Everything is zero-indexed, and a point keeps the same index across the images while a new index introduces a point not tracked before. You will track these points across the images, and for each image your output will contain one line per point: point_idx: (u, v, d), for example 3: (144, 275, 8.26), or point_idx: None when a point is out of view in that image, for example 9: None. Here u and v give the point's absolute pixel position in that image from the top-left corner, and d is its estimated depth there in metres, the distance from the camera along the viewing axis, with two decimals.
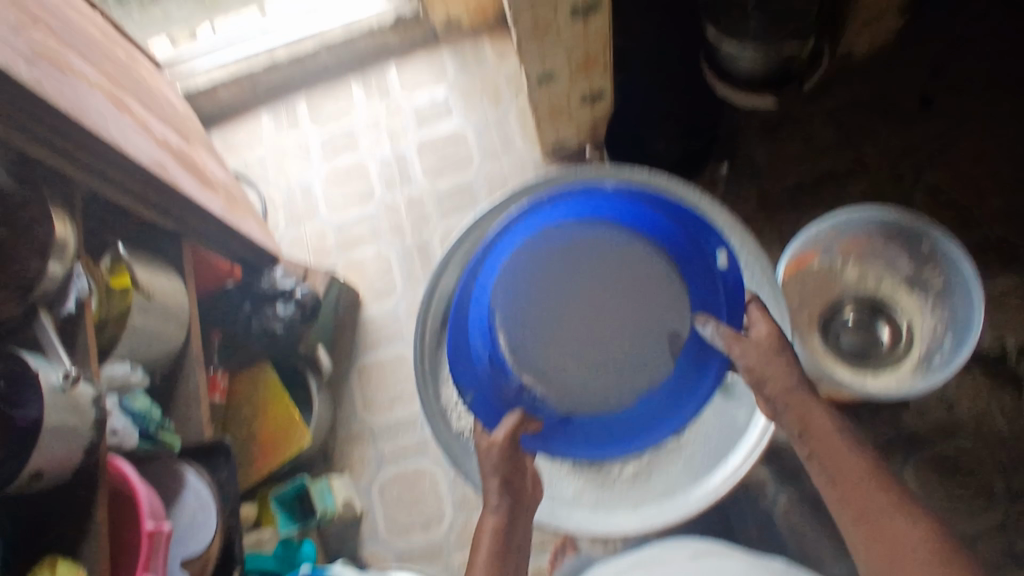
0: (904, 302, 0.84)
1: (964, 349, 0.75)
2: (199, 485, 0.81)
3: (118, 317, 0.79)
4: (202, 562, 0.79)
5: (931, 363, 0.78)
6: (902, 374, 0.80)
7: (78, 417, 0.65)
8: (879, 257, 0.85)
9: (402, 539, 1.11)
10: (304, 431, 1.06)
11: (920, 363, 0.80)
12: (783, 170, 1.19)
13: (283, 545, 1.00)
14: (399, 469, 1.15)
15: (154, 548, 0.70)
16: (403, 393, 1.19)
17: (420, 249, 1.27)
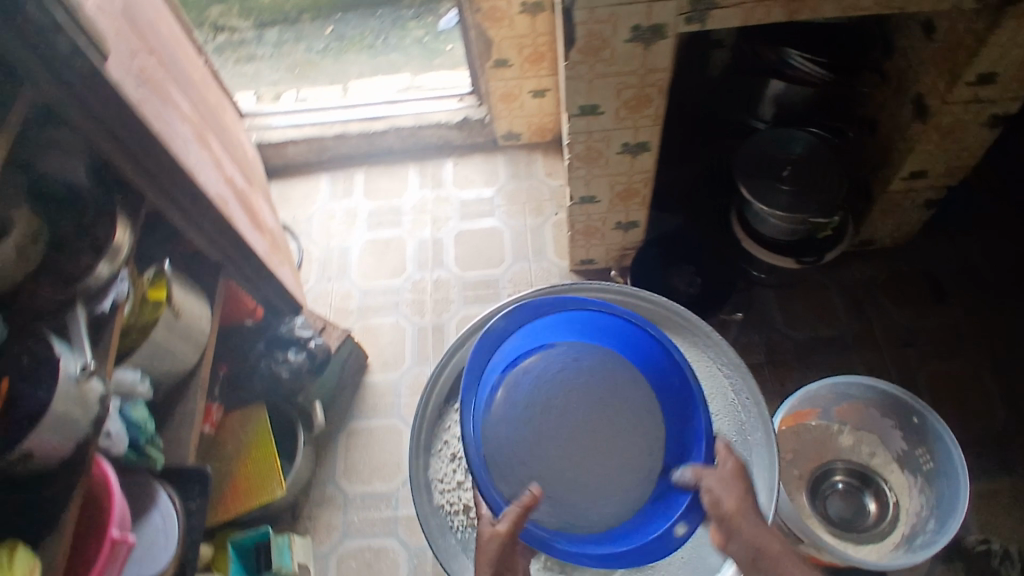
0: (894, 478, 0.85)
1: (945, 535, 0.75)
2: (168, 510, 0.80)
3: (144, 327, 0.84)
4: None
5: (912, 544, 0.78)
6: (884, 550, 0.80)
7: (81, 411, 0.67)
8: (875, 429, 0.87)
9: None
10: (279, 482, 1.04)
11: (903, 543, 0.80)
12: (795, 329, 1.24)
13: None
14: (362, 544, 1.12)
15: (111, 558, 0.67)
16: (385, 465, 1.18)
17: (435, 329, 1.31)
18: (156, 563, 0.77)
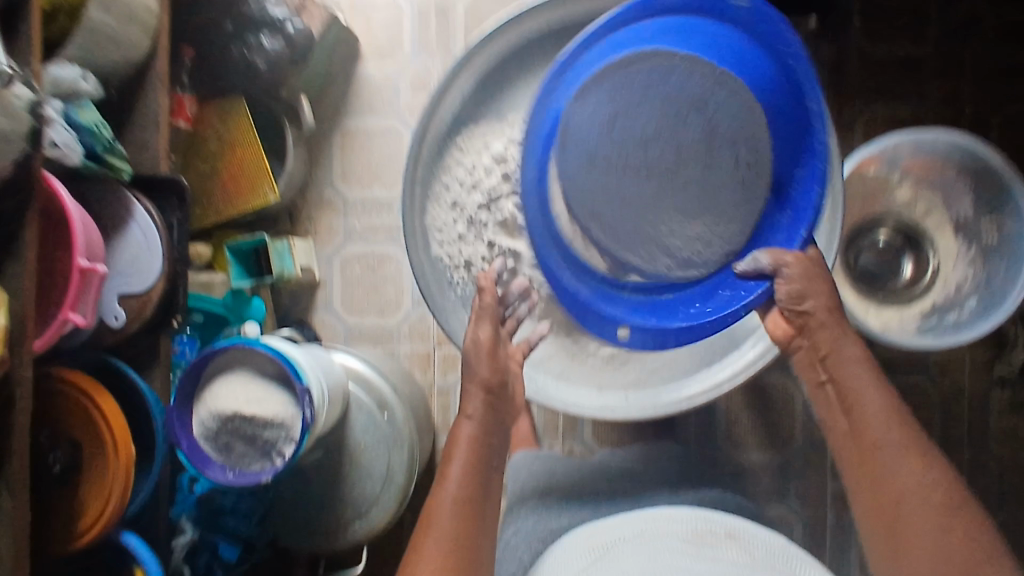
0: (943, 243, 0.76)
1: (987, 319, 0.70)
2: (147, 223, 0.75)
3: (71, 11, 0.66)
4: (143, 301, 0.76)
5: (942, 318, 0.74)
6: (907, 316, 0.75)
7: (11, 122, 0.55)
8: (941, 186, 0.75)
9: (354, 317, 1.11)
10: (271, 186, 0.97)
11: (930, 313, 0.75)
12: (877, 42, 1.01)
13: (233, 295, 0.98)
14: (364, 250, 1.11)
15: (86, 287, 0.65)
16: (384, 171, 1.10)
17: (439, 12, 1.08)
18: (145, 279, 0.75)
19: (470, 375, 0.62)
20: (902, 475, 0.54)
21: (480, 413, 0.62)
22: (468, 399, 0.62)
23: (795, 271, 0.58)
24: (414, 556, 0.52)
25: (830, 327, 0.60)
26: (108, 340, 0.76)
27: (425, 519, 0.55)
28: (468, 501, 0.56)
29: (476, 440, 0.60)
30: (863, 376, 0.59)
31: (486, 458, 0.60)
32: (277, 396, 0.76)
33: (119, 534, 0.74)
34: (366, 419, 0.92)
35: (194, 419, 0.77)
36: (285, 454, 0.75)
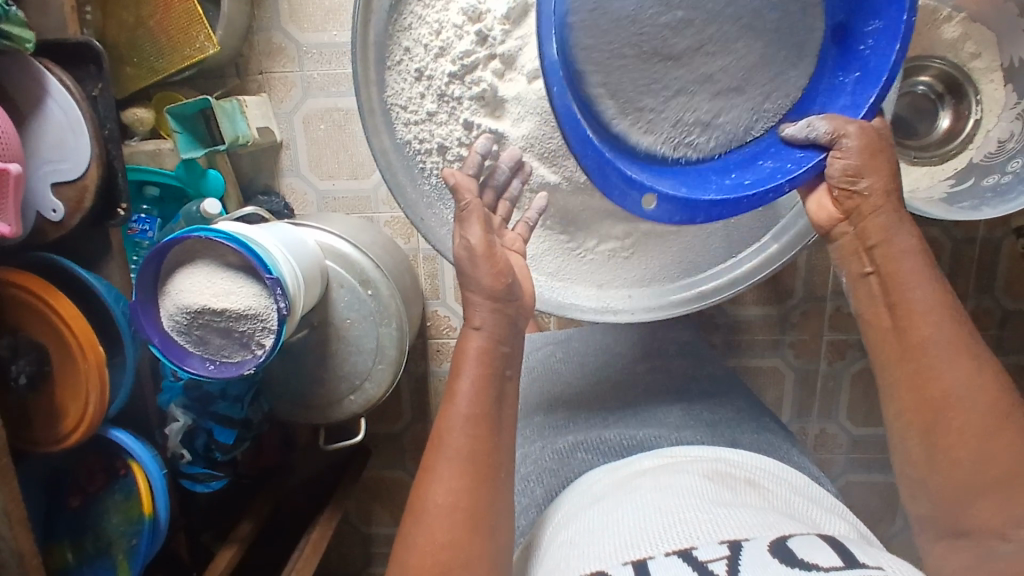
0: (990, 90, 0.68)
1: None
2: (67, 101, 0.65)
3: None
4: (78, 190, 0.67)
5: (977, 181, 0.67)
6: (938, 177, 0.68)
7: None
8: (997, 25, 0.65)
9: (326, 182, 1.02)
10: (209, 37, 0.85)
11: (965, 173, 0.68)
12: None
13: (184, 165, 0.89)
14: (327, 104, 0.98)
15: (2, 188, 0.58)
16: (339, 8, 0.94)
17: None
18: (75, 164, 0.66)
19: (472, 287, 0.52)
20: (948, 379, 0.52)
21: (492, 322, 0.51)
22: (473, 308, 0.52)
23: (856, 144, 0.51)
24: (426, 477, 0.49)
25: (883, 212, 0.54)
26: (50, 236, 0.68)
27: (435, 438, 0.50)
28: (481, 419, 0.49)
29: (488, 353, 0.51)
30: (915, 267, 0.54)
31: (499, 366, 0.51)
32: (246, 287, 0.69)
33: (106, 431, 0.72)
34: (349, 296, 0.88)
35: (161, 315, 0.71)
36: (266, 344, 0.71)
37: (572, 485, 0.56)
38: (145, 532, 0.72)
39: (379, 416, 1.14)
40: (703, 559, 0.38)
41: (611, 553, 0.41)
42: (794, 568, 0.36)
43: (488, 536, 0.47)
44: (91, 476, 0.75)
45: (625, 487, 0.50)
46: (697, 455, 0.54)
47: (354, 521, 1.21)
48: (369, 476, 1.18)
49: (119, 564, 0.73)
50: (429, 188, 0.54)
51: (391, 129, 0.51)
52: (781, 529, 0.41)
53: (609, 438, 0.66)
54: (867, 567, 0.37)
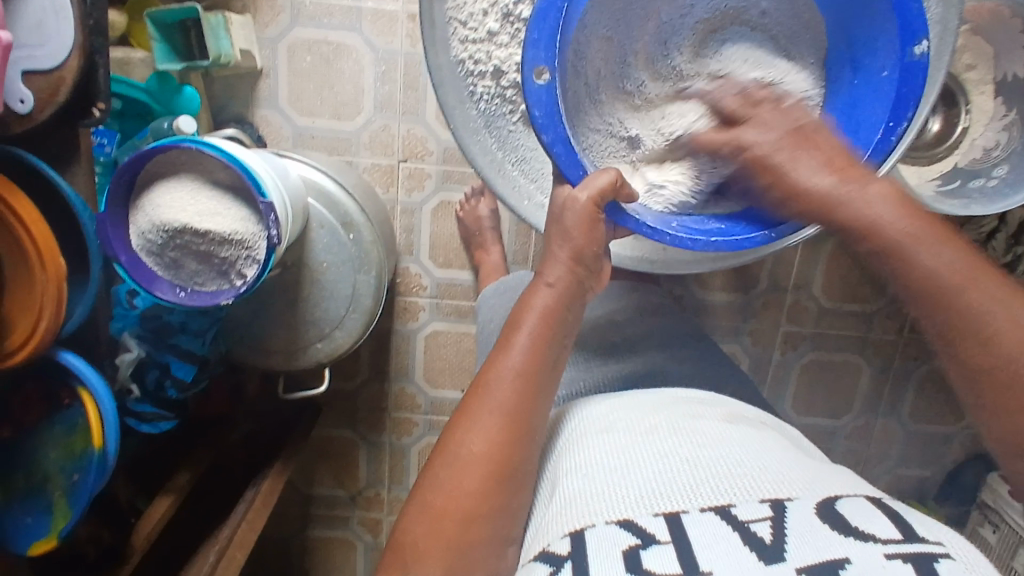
0: (978, 101, 0.74)
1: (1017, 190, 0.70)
2: None
3: None
4: (53, 82, 0.60)
5: (966, 183, 0.74)
6: (925, 177, 0.76)
7: None
8: (996, 39, 0.71)
9: (305, 118, 0.96)
10: None
11: (951, 175, 0.75)
12: None
13: (157, 78, 0.82)
14: (316, 36, 0.93)
15: None
16: None
17: None
18: (55, 53, 0.59)
19: (556, 238, 0.50)
20: (940, 258, 0.50)
21: (564, 282, 0.49)
22: (551, 264, 0.50)
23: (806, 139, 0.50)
24: (461, 419, 0.45)
25: (855, 192, 0.50)
26: (13, 131, 0.60)
27: (479, 383, 0.46)
28: (531, 375, 0.46)
29: (553, 311, 0.48)
30: (980, 295, 0.50)
31: (560, 330, 0.48)
32: (233, 211, 0.65)
33: (56, 353, 0.65)
34: (329, 237, 0.83)
35: (131, 231, 0.65)
36: (247, 275, 0.66)
37: (577, 414, 0.48)
38: (90, 468, 0.65)
39: (334, 373, 1.10)
40: (745, 519, 0.30)
41: (630, 497, 0.33)
42: (850, 537, 0.29)
43: (515, 492, 0.44)
44: (28, 404, 0.68)
45: (638, 422, 0.42)
46: (719, 400, 0.47)
47: (294, 481, 1.16)
48: (316, 435, 1.13)
49: (56, 503, 0.66)
50: (477, 114, 0.51)
51: (447, 45, 0.49)
52: (825, 488, 0.33)
53: (603, 375, 0.66)
54: (926, 540, 0.30)
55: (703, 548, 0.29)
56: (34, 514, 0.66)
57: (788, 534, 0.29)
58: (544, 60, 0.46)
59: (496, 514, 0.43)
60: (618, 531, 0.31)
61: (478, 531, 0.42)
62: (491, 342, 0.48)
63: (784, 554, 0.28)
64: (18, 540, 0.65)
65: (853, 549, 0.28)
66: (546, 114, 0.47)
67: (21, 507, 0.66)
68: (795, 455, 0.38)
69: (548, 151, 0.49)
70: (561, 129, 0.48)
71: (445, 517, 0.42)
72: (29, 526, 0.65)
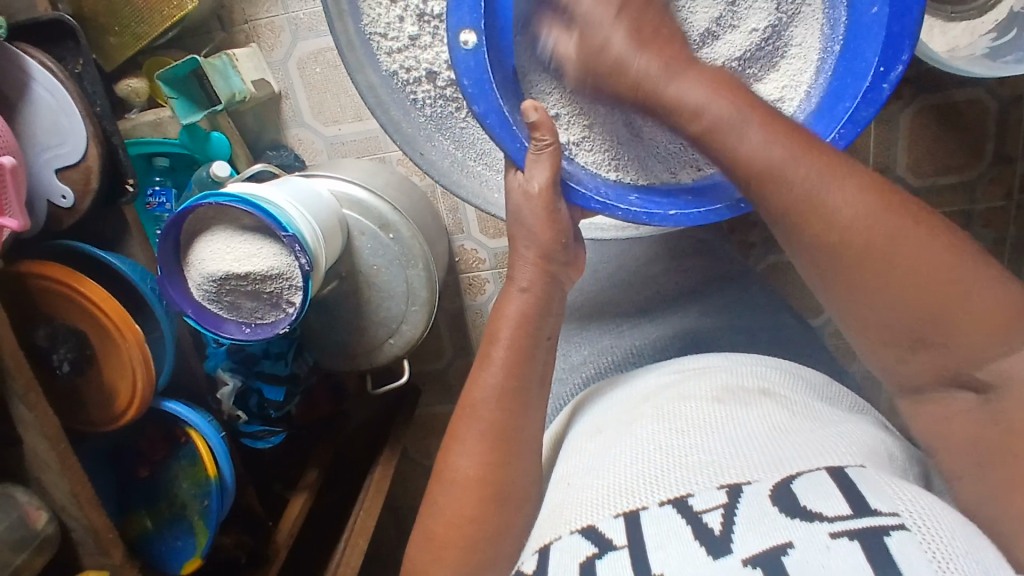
0: None
1: None
2: (51, 83, 0.65)
3: None
4: (83, 172, 0.68)
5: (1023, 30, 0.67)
6: (978, 32, 0.69)
7: None
8: None
9: (331, 128, 0.99)
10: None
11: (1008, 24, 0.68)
12: None
13: (188, 132, 0.87)
14: (319, 45, 0.94)
15: (1, 181, 0.58)
16: None
17: None
18: (75, 147, 0.67)
19: (524, 238, 0.58)
20: (745, 138, 0.48)
21: (538, 284, 0.57)
22: (522, 268, 0.58)
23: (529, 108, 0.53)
24: (453, 444, 0.52)
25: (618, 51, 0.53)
26: (66, 222, 0.70)
27: (466, 407, 0.53)
28: (512, 390, 0.53)
29: (529, 314, 0.56)
30: (743, 137, 0.48)
31: (535, 329, 0.56)
32: (261, 248, 0.69)
33: (160, 403, 0.75)
34: (372, 242, 0.86)
35: (190, 286, 0.72)
36: (296, 302, 0.71)
37: (579, 416, 0.53)
38: (214, 493, 0.75)
39: (421, 356, 1.16)
40: (698, 510, 0.33)
41: (599, 502, 0.37)
42: (795, 520, 0.31)
43: (511, 502, 0.49)
44: (153, 446, 0.79)
45: (630, 414, 0.46)
46: (715, 368, 0.49)
47: (414, 459, 1.24)
48: (421, 414, 1.20)
49: (196, 525, 0.77)
50: (426, 119, 0.59)
51: (375, 61, 0.56)
52: (787, 465, 0.36)
53: (629, 347, 0.67)
54: (879, 513, 0.31)
55: (656, 549, 0.32)
56: (181, 538, 0.77)
57: (735, 524, 0.32)
58: (469, 22, 0.51)
59: (504, 532, 0.49)
60: (583, 543, 0.35)
61: (490, 548, 0.48)
62: (473, 360, 0.55)
63: (730, 546, 0.31)
64: (172, 561, 0.77)
65: (796, 532, 0.30)
66: (476, 82, 0.54)
67: (170, 532, 0.78)
68: (771, 427, 0.40)
69: (484, 122, 0.55)
70: (493, 100, 0.54)
71: (447, 544, 0.49)
72: (179, 548, 0.77)
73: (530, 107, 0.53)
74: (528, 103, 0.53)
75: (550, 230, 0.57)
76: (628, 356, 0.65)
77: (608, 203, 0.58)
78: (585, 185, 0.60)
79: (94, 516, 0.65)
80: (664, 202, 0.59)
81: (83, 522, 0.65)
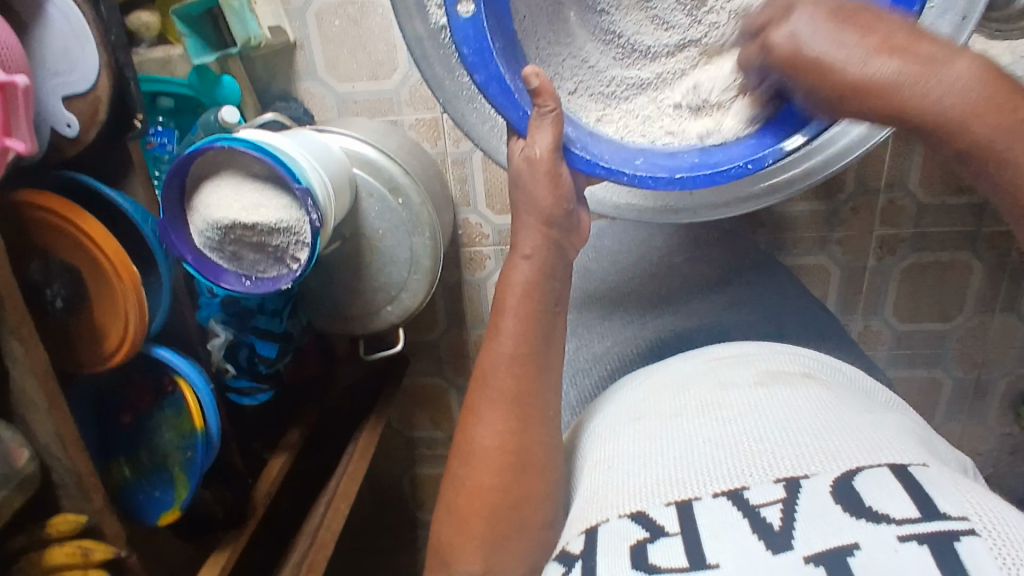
0: None
1: None
2: (67, 6, 0.62)
3: None
4: (92, 103, 0.65)
5: None
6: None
7: None
8: None
9: (345, 84, 0.96)
10: None
11: None
12: None
13: (197, 73, 0.84)
14: None
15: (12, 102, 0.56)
16: None
17: None
18: (86, 75, 0.64)
19: (528, 207, 0.57)
20: (945, 86, 0.43)
21: (541, 252, 0.56)
22: (524, 235, 0.57)
23: (540, 88, 0.52)
24: (471, 417, 0.52)
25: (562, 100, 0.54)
26: (69, 153, 0.67)
27: (479, 377, 0.53)
28: (526, 357, 0.52)
29: (535, 280, 0.55)
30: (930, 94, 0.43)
31: (543, 299, 0.55)
32: (274, 198, 0.67)
33: (150, 349, 0.73)
34: (380, 205, 0.84)
35: (192, 231, 0.69)
36: (300, 258, 0.69)
37: (602, 406, 0.53)
38: (199, 445, 0.74)
39: (415, 326, 1.14)
40: (756, 503, 0.34)
41: (648, 490, 0.38)
42: (862, 519, 0.31)
43: (532, 475, 0.49)
44: (139, 393, 0.77)
45: (670, 400, 0.46)
46: (755, 355, 0.49)
47: (396, 428, 1.23)
48: (407, 384, 1.19)
49: (177, 476, 0.75)
50: (466, 81, 0.57)
51: (422, 14, 0.53)
52: (844, 457, 0.36)
53: (654, 338, 0.66)
54: (947, 514, 0.31)
55: (711, 539, 0.33)
56: (160, 488, 0.75)
57: (797, 519, 0.32)
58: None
59: (523, 505, 0.48)
60: (632, 526, 0.35)
61: (507, 519, 0.48)
62: (484, 330, 0.55)
63: (791, 542, 0.31)
64: (150, 510, 0.75)
65: (862, 532, 0.30)
66: (477, 50, 0.51)
67: (149, 481, 0.76)
68: (820, 414, 0.40)
69: (486, 91, 0.53)
70: (493, 65, 0.52)
71: (469, 520, 0.48)
72: (158, 498, 0.76)
73: (531, 74, 0.51)
74: (529, 69, 0.51)
75: (553, 194, 0.56)
76: (652, 348, 0.65)
77: (611, 166, 0.55)
78: (589, 150, 0.57)
79: (78, 458, 0.63)
80: (672, 167, 0.56)
81: (66, 464, 0.63)
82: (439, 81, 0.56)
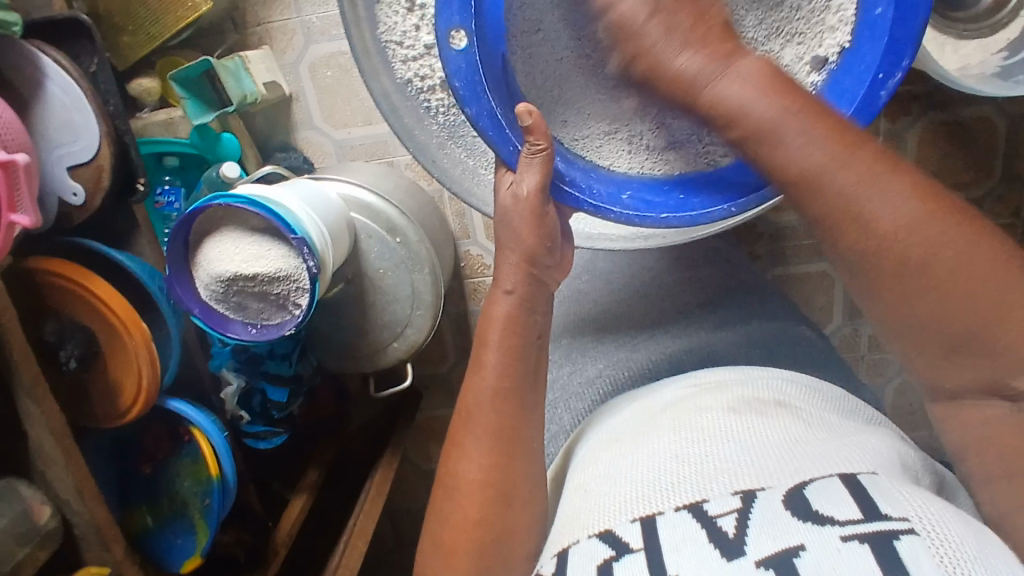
0: None
1: None
2: (65, 81, 0.66)
3: None
4: (95, 170, 0.69)
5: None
6: (990, 51, 0.71)
7: None
8: None
9: (341, 130, 0.99)
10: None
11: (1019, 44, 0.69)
12: None
13: (198, 132, 0.87)
14: (332, 48, 0.95)
15: (16, 179, 0.59)
16: None
17: None
18: (87, 145, 0.68)
19: (506, 246, 0.58)
20: (798, 140, 0.46)
21: (523, 287, 0.57)
22: (505, 271, 0.58)
23: (535, 126, 0.53)
24: (457, 451, 0.53)
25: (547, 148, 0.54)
26: (78, 218, 0.71)
27: (463, 412, 0.54)
28: (505, 391, 0.54)
29: (515, 315, 0.56)
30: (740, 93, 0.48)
31: (525, 331, 0.56)
32: (270, 248, 0.69)
33: (165, 401, 0.75)
34: (380, 246, 0.86)
35: (196, 284, 0.72)
36: (302, 304, 0.71)
37: (591, 428, 0.54)
38: (215, 492, 0.76)
39: (424, 359, 1.16)
40: (713, 514, 0.35)
41: (616, 508, 0.39)
42: (807, 523, 0.32)
43: (519, 505, 0.51)
44: (156, 443, 0.79)
45: (645, 425, 0.47)
46: (732, 380, 0.51)
47: (413, 462, 1.24)
48: (422, 417, 1.20)
49: (197, 523, 0.77)
50: (438, 128, 0.60)
51: (391, 69, 0.57)
52: (800, 473, 0.37)
53: (644, 362, 0.68)
54: (887, 518, 0.32)
55: (670, 551, 0.34)
56: (181, 536, 0.77)
57: (749, 526, 0.34)
58: (459, 23, 0.52)
59: (505, 537, 0.50)
60: (600, 546, 0.37)
61: (493, 551, 0.50)
62: (467, 366, 0.56)
63: (744, 549, 0.32)
64: (172, 558, 0.77)
65: (807, 536, 0.32)
66: (468, 84, 0.53)
67: (169, 530, 0.78)
68: (786, 434, 0.42)
69: (476, 125, 0.54)
70: (486, 102, 0.53)
71: (455, 556, 0.50)
72: (180, 546, 0.77)
73: (523, 112, 0.52)
74: (522, 107, 0.52)
75: (534, 232, 0.57)
76: (644, 371, 0.66)
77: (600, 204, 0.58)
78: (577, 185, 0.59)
79: (97, 510, 0.66)
80: (656, 205, 0.58)
81: (86, 517, 0.65)
82: (409, 130, 0.59)
